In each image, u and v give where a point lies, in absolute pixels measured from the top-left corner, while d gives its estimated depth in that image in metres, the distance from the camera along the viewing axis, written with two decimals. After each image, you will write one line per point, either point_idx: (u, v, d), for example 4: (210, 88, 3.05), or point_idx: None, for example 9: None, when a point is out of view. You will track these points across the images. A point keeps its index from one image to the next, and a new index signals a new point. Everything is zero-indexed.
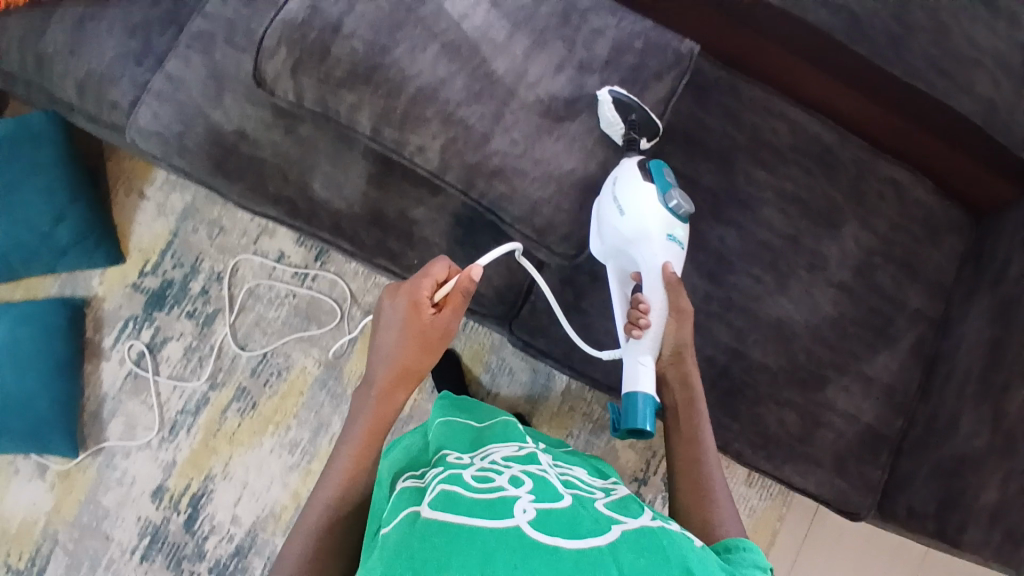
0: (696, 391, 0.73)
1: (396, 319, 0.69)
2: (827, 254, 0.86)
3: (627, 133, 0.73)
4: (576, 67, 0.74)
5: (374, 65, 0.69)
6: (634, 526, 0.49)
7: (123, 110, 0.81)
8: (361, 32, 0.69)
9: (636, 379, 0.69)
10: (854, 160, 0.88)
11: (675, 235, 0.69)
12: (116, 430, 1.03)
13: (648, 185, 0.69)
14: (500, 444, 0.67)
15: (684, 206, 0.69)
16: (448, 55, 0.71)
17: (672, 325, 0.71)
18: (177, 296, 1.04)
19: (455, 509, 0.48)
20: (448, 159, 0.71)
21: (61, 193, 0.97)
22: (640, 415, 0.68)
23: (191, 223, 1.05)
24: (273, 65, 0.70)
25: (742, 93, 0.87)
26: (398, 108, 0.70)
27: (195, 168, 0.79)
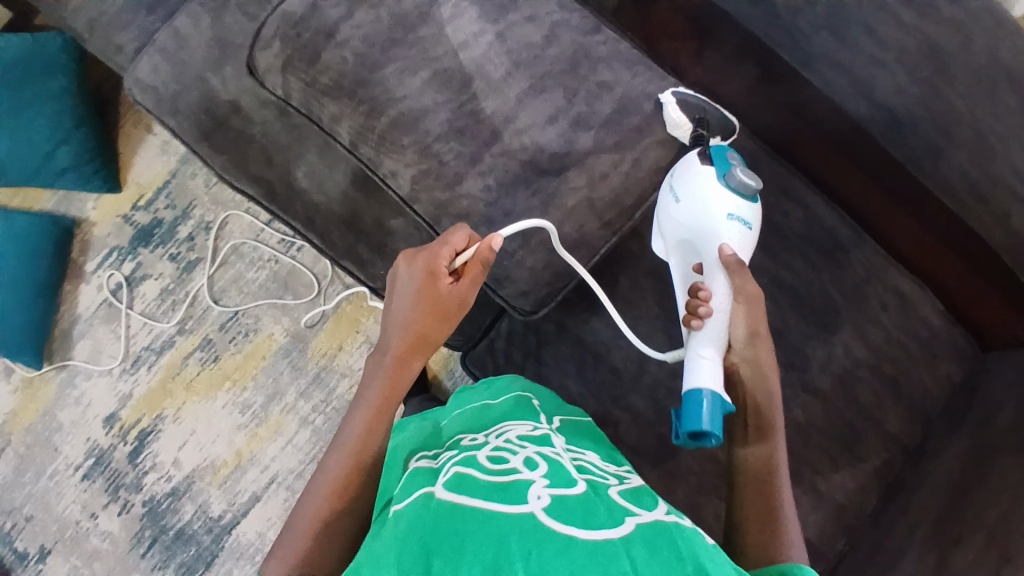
0: (770, 392, 0.63)
1: (411, 288, 0.63)
2: (810, 356, 0.81)
3: (695, 130, 0.72)
4: (570, 120, 0.70)
5: (362, 80, 0.67)
6: (648, 521, 0.47)
7: (127, 55, 0.82)
8: (354, 43, 0.67)
9: (697, 374, 0.61)
10: (865, 262, 0.82)
11: (737, 214, 0.67)
12: (83, 352, 1.05)
13: (707, 168, 0.68)
14: (517, 420, 0.63)
15: (745, 182, 0.67)
16: (437, 85, 0.67)
17: (740, 311, 0.63)
18: (164, 236, 1.05)
19: (468, 496, 0.47)
20: (417, 192, 0.69)
21: (67, 118, 0.97)
22: (702, 414, 0.59)
23: (190, 167, 1.05)
24: (266, 57, 0.68)
25: (759, 166, 0.83)
26: (376, 128, 0.68)
27: (184, 131, 0.79)
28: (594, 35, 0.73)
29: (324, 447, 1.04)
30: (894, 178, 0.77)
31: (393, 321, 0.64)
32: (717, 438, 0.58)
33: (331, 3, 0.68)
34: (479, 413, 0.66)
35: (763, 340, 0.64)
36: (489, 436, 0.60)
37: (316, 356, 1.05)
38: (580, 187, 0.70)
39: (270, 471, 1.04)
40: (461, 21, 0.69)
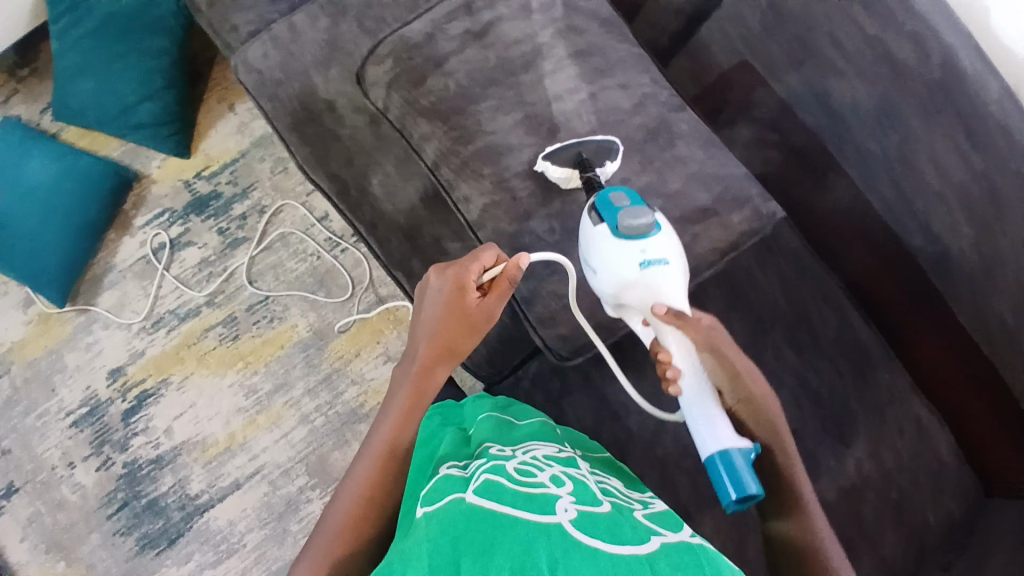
0: (773, 420, 0.64)
1: (439, 300, 0.66)
2: (821, 463, 0.82)
3: (585, 173, 0.69)
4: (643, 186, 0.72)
5: (457, 109, 0.72)
6: (672, 542, 0.50)
7: (241, 35, 0.86)
8: (458, 75, 0.72)
9: (704, 442, 0.60)
10: (889, 384, 0.83)
11: (650, 261, 0.61)
12: (108, 301, 1.06)
13: (598, 229, 0.63)
14: (540, 441, 0.68)
15: (633, 226, 0.61)
16: (527, 127, 0.71)
17: (708, 359, 0.62)
18: (218, 209, 1.08)
19: (496, 501, 0.49)
20: (484, 220, 0.72)
21: (158, 78, 1.01)
22: (743, 476, 0.57)
23: (261, 152, 1.09)
24: (375, 72, 0.74)
25: (805, 266, 0.84)
26: (460, 154, 0.72)
27: (277, 116, 0.83)
28: (679, 111, 0.76)
29: (316, 449, 1.03)
30: (937, 311, 0.79)
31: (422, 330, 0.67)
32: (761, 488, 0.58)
33: (446, 37, 0.73)
34: (505, 427, 0.71)
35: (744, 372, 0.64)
36: (515, 451, 0.64)
37: (332, 357, 1.06)
38: None
39: (257, 461, 1.03)
40: (559, 77, 0.73)
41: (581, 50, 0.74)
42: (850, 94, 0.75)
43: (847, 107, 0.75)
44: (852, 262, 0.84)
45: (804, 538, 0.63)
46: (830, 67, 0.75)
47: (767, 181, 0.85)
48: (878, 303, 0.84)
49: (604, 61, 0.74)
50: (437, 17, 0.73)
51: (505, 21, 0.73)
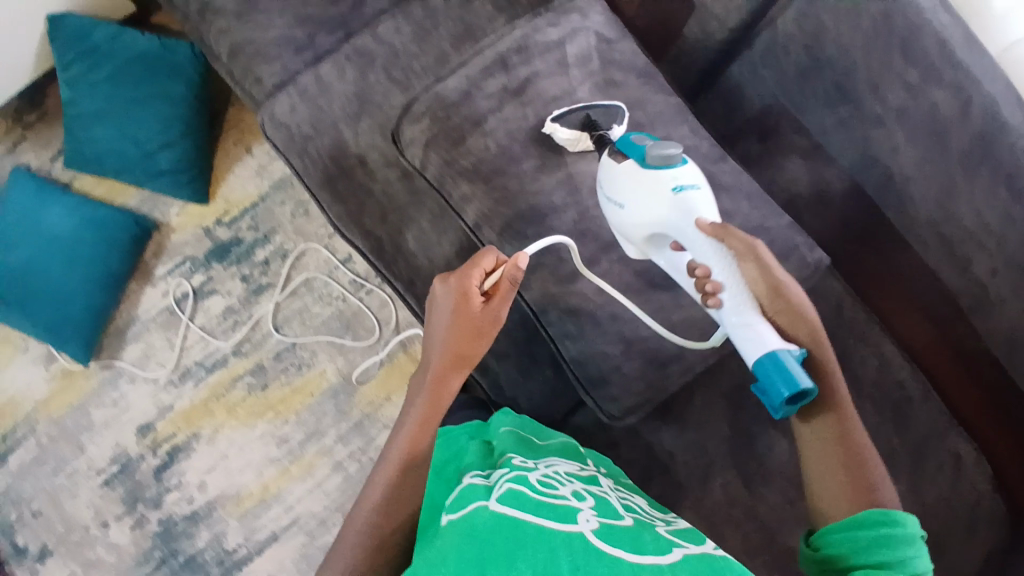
0: (812, 326, 0.60)
1: (443, 308, 0.64)
2: None
3: (594, 133, 0.69)
4: None
5: (499, 169, 0.70)
6: (695, 553, 0.52)
7: (266, 88, 0.84)
8: (499, 134, 0.70)
9: (750, 348, 0.57)
10: (929, 424, 0.84)
11: (680, 184, 0.61)
12: (133, 354, 1.04)
13: (623, 165, 0.64)
14: (562, 458, 0.69)
15: (664, 154, 0.61)
16: (567, 188, 0.70)
17: (748, 269, 0.60)
18: (240, 256, 1.06)
19: (518, 511, 0.51)
20: (531, 279, 0.69)
21: (178, 125, 0.98)
22: (795, 372, 0.54)
23: (281, 195, 1.07)
24: (412, 130, 0.72)
25: (844, 310, 0.84)
26: (504, 214, 0.70)
27: (307, 172, 0.82)
28: (721, 162, 0.74)
29: (351, 497, 1.02)
30: (975, 352, 0.80)
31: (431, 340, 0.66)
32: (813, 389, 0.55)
33: (484, 95, 0.71)
34: (528, 444, 0.71)
35: (790, 285, 0.61)
36: (538, 464, 0.65)
37: (362, 403, 1.05)
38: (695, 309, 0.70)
39: (293, 512, 1.02)
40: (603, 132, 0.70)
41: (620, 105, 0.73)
42: (890, 141, 0.75)
43: (888, 153, 0.75)
44: (893, 310, 0.84)
45: (842, 452, 0.60)
46: (868, 114, 0.75)
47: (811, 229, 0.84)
48: (917, 348, 0.84)
49: (644, 115, 0.73)
50: (473, 73, 0.71)
51: (543, 76, 0.71)
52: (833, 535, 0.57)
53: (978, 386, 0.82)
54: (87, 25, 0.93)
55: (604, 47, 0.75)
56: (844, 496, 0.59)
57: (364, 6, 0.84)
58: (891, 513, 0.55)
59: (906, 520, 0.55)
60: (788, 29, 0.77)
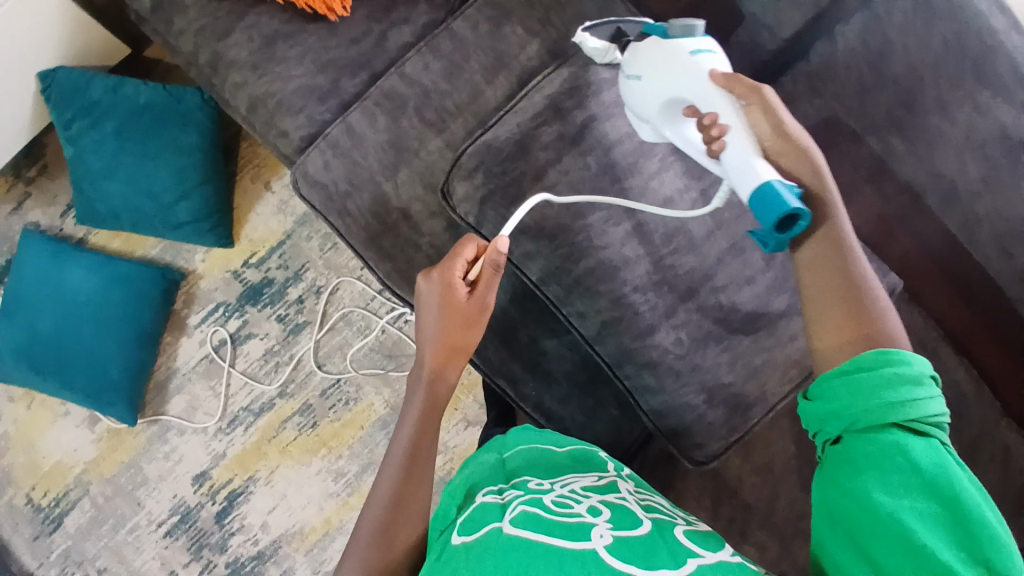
0: (815, 163, 0.55)
1: (431, 301, 0.67)
2: None
3: (622, 41, 0.69)
4: (767, 284, 0.71)
5: (564, 226, 0.68)
6: (710, 563, 0.50)
7: (292, 141, 0.80)
8: (561, 188, 0.68)
9: (743, 181, 0.53)
10: (982, 417, 0.83)
11: (699, 49, 0.60)
12: (177, 407, 1.03)
13: (646, 39, 0.63)
14: (580, 471, 0.68)
15: (686, 23, 0.61)
16: (638, 237, 0.68)
17: (754, 112, 0.56)
18: (273, 296, 1.03)
19: (532, 530, 0.51)
20: (605, 335, 0.70)
21: (194, 174, 0.93)
22: (783, 196, 0.50)
23: (307, 230, 1.03)
24: (465, 186, 0.70)
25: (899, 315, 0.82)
26: (571, 272, 0.68)
27: (350, 232, 0.79)
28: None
29: None
30: None
31: (424, 337, 0.68)
32: (804, 216, 0.51)
33: (540, 145, 0.69)
34: (542, 456, 0.71)
35: (792, 125, 0.56)
36: (554, 484, 0.63)
37: None
38: (775, 349, 0.71)
39: None
40: (666, 177, 0.70)
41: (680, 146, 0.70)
42: (957, 160, 0.74)
43: (953, 170, 0.74)
44: (952, 318, 0.83)
45: (838, 266, 0.53)
46: (932, 128, 0.74)
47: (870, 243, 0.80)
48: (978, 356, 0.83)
49: None
50: (524, 121, 0.70)
51: (600, 119, 0.70)
52: (832, 382, 0.49)
53: None
54: (86, 78, 0.87)
55: None
56: (842, 318, 0.52)
57: (385, 43, 0.80)
58: (894, 353, 0.48)
59: (912, 361, 0.47)
60: (851, 45, 0.75)
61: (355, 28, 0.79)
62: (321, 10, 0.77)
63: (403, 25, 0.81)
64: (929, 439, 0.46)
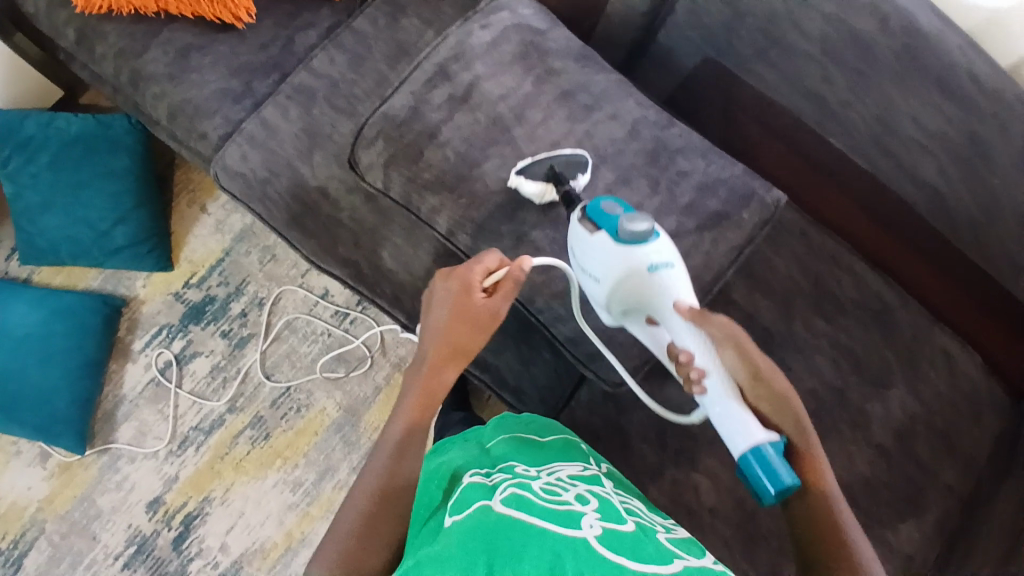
0: (797, 410, 0.58)
1: (444, 302, 0.64)
2: (872, 414, 0.83)
3: (558, 184, 0.70)
4: (654, 207, 0.72)
5: (461, 177, 0.73)
6: (695, 567, 0.51)
7: (211, 142, 0.85)
8: (454, 143, 0.73)
9: (734, 440, 0.58)
10: (912, 324, 0.84)
11: (656, 265, 0.61)
12: (127, 434, 1.02)
13: (598, 236, 0.63)
14: (565, 461, 0.68)
15: (638, 230, 0.61)
16: (532, 179, 0.72)
17: (729, 355, 0.59)
18: (216, 313, 1.05)
19: (525, 512, 0.52)
20: (513, 274, 0.73)
21: (128, 198, 0.97)
22: (777, 469, 0.55)
23: (245, 245, 1.07)
24: (369, 155, 0.75)
25: (812, 240, 0.86)
26: (475, 219, 0.72)
27: (273, 216, 0.83)
28: (670, 127, 0.76)
29: None
30: (938, 246, 0.82)
31: (429, 333, 0.64)
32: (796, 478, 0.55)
33: (431, 108, 0.74)
34: (527, 446, 0.71)
35: (766, 363, 0.59)
36: (540, 471, 0.64)
37: (368, 430, 1.04)
38: None
39: None
40: (551, 123, 0.74)
41: (565, 91, 0.75)
42: (820, 72, 0.81)
43: (820, 85, 0.81)
44: (854, 230, 0.86)
45: (829, 517, 0.57)
46: (799, 54, 0.81)
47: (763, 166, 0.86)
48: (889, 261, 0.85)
49: (589, 96, 0.75)
50: (417, 88, 0.76)
51: (484, 79, 0.75)
52: None
53: (956, 285, 0.83)
54: (20, 117, 0.94)
55: (535, 38, 0.77)
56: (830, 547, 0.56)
57: (294, 46, 0.87)
58: None
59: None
60: None
61: (263, 34, 0.86)
62: (229, 19, 0.84)
63: (308, 29, 0.88)
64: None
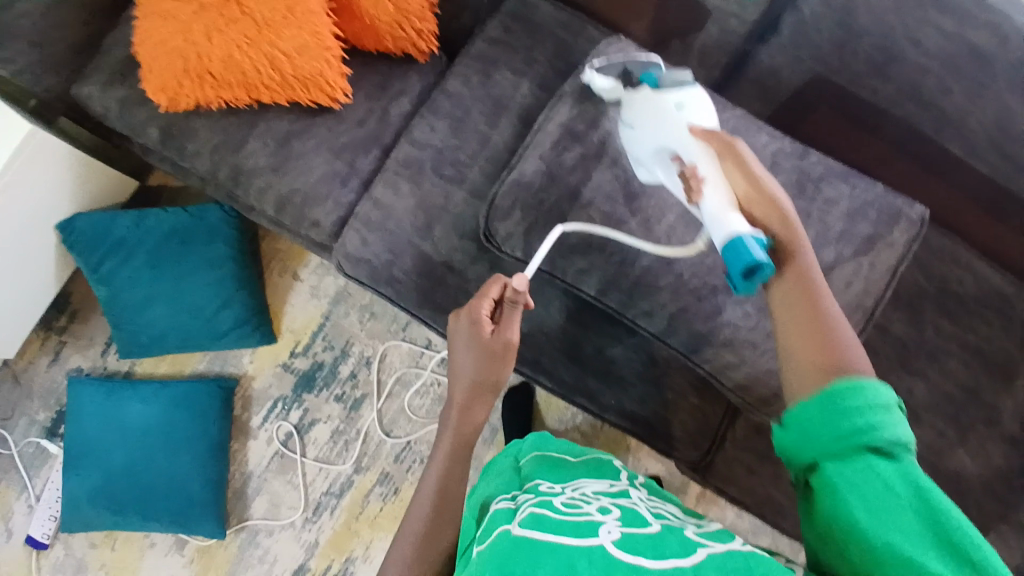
0: (786, 219, 0.58)
1: (461, 341, 0.61)
2: (1003, 408, 0.84)
3: (628, 81, 0.72)
4: (809, 241, 0.72)
5: (611, 236, 0.72)
6: (721, 552, 0.43)
7: (324, 228, 0.84)
8: (598, 202, 0.73)
9: (717, 227, 0.56)
10: None
11: (685, 106, 0.64)
12: (261, 508, 1.04)
13: (641, 92, 0.68)
14: (591, 478, 0.59)
15: (676, 79, 0.66)
16: (686, 224, 0.72)
17: (729, 164, 0.60)
18: (326, 378, 1.05)
19: (541, 527, 0.44)
20: (675, 325, 0.72)
21: (230, 283, 0.98)
22: (748, 245, 0.54)
23: (343, 307, 1.06)
24: (507, 225, 0.74)
25: (931, 241, 0.86)
26: (629, 276, 0.72)
27: (403, 297, 0.83)
28: (807, 156, 0.76)
29: None
30: None
31: (452, 371, 0.63)
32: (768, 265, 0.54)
33: (568, 169, 0.74)
34: (556, 466, 0.63)
35: (762, 175, 0.60)
36: (566, 487, 0.55)
37: None
38: None
39: None
40: None
41: None
42: (939, 85, 0.82)
43: (940, 96, 0.82)
44: (976, 230, 0.86)
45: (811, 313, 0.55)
46: (914, 65, 0.83)
47: (860, 165, 0.86)
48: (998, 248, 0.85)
49: None
50: (546, 151, 0.75)
51: (616, 133, 0.74)
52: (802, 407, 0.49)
53: None
54: (110, 217, 0.95)
55: None
56: (810, 354, 0.53)
57: (389, 116, 0.86)
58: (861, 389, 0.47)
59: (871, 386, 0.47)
60: (817, 10, 0.85)
61: (359, 110, 0.85)
62: (326, 102, 0.82)
63: (400, 96, 0.86)
64: (898, 461, 0.44)
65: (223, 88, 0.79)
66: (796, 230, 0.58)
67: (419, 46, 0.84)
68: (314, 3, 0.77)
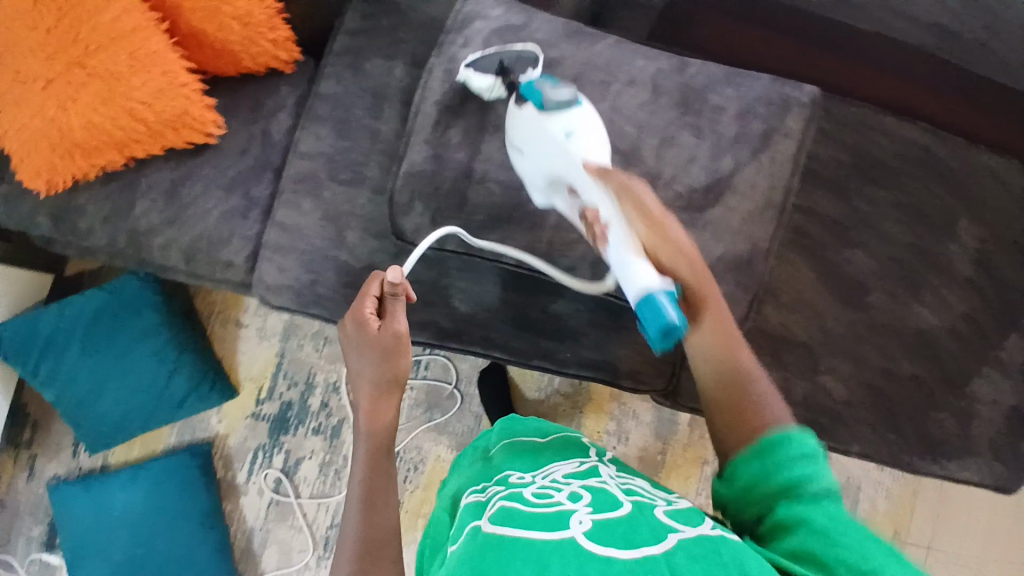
0: (692, 268, 0.59)
1: (353, 345, 0.62)
2: (949, 255, 0.85)
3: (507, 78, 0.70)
4: (708, 154, 0.70)
5: (514, 206, 0.71)
6: (692, 535, 0.42)
7: (239, 266, 0.82)
8: (493, 174, 0.71)
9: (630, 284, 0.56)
10: (953, 154, 0.86)
11: (574, 133, 0.63)
12: (273, 560, 1.02)
13: (526, 109, 0.64)
14: (561, 461, 0.59)
15: (560, 99, 0.62)
16: None
17: (629, 207, 0.58)
18: (299, 415, 1.03)
19: (508, 524, 0.44)
20: (600, 274, 0.71)
21: (172, 347, 0.97)
22: (662, 309, 0.54)
23: (294, 340, 1.04)
24: (411, 221, 0.73)
25: (835, 112, 0.86)
26: (543, 239, 0.71)
27: (335, 312, 0.80)
28: (687, 69, 0.74)
29: None
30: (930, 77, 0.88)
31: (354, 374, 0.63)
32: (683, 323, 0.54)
33: (454, 148, 0.72)
34: (531, 453, 0.62)
35: (663, 218, 0.59)
36: (535, 476, 0.56)
37: None
38: (741, 206, 0.70)
39: None
40: None
41: (574, 76, 0.72)
42: None
43: None
44: (860, 83, 0.88)
45: (728, 359, 0.59)
46: None
47: (733, 55, 0.88)
48: (881, 94, 0.88)
49: (601, 71, 0.72)
50: (428, 135, 0.72)
51: None
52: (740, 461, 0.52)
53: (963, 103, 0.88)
54: (32, 318, 0.92)
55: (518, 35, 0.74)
56: (733, 395, 0.58)
57: (271, 137, 0.83)
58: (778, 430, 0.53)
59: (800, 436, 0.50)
60: None
61: (239, 139, 0.83)
62: (201, 139, 0.79)
63: (278, 113, 0.84)
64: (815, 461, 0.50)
65: (93, 155, 0.76)
66: (701, 272, 0.59)
67: (279, 56, 0.82)
68: (156, 43, 0.74)
